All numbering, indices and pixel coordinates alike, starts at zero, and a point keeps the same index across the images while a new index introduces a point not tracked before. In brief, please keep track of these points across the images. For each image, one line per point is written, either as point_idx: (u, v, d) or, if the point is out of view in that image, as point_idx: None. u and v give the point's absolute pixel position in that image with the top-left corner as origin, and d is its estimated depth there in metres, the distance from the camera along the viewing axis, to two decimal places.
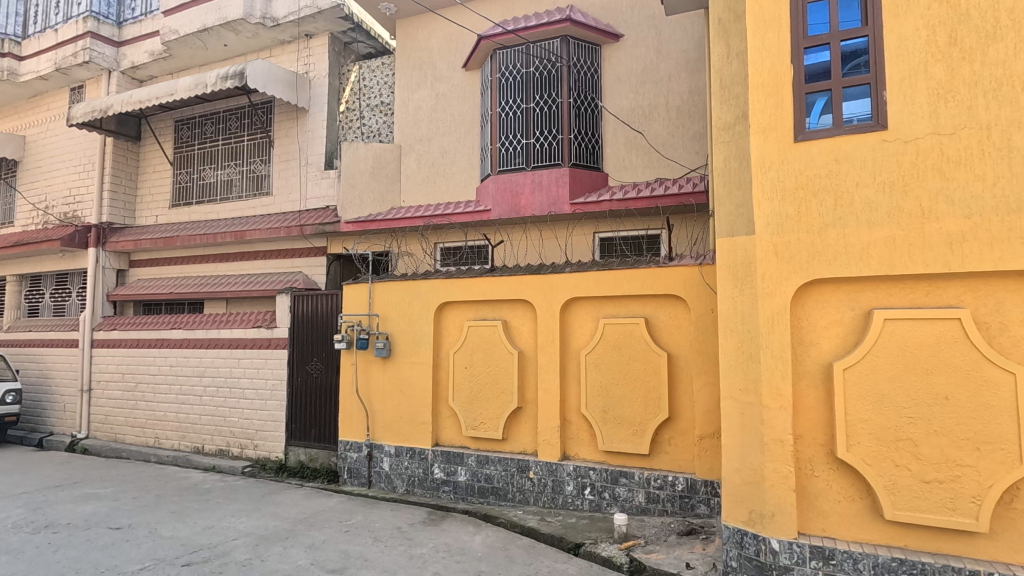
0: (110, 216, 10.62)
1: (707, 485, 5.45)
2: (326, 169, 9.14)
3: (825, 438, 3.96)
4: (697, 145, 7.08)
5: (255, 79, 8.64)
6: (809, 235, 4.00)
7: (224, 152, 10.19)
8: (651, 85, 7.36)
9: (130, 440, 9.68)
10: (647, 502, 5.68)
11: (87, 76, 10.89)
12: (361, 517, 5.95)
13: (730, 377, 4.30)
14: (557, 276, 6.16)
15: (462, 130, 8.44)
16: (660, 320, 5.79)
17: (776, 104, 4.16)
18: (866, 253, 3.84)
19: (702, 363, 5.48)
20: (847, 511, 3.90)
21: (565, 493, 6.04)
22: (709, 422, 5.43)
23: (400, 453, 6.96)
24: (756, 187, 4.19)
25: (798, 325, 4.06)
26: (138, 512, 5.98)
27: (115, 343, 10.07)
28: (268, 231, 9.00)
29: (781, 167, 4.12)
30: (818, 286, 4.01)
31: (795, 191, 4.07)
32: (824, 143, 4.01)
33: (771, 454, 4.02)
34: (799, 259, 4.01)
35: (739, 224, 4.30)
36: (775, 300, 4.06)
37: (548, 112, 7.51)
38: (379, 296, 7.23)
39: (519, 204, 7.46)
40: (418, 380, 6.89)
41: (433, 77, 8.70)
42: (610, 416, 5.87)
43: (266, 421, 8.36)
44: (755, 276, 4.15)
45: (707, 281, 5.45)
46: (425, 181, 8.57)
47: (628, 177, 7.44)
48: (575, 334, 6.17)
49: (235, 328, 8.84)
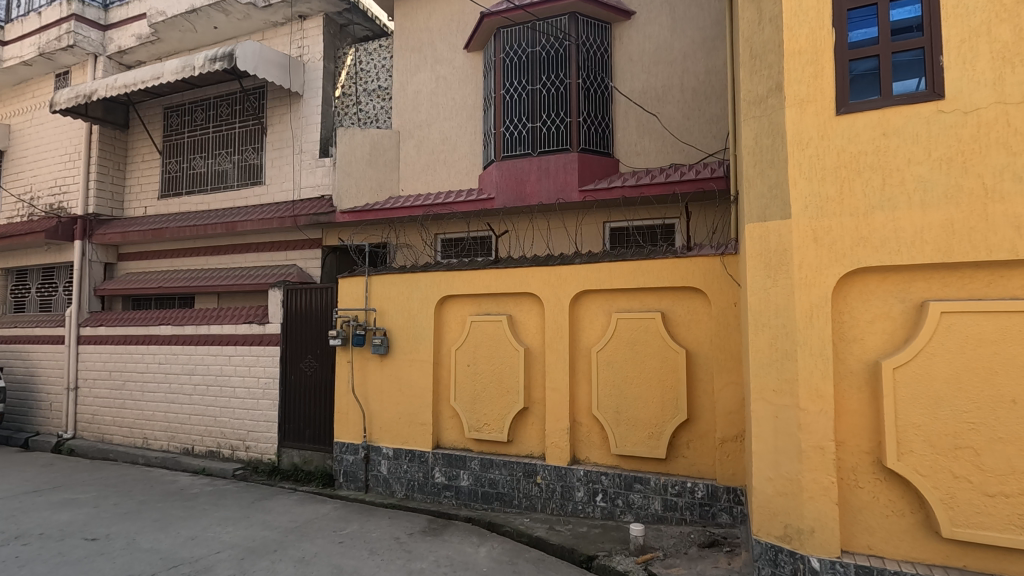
0: (97, 207, 10.20)
1: (729, 493, 5.04)
2: (321, 157, 8.71)
3: (870, 446, 3.57)
4: (715, 129, 6.66)
5: (246, 61, 8.17)
6: (853, 218, 3.60)
7: (215, 140, 9.76)
8: (665, 65, 6.93)
9: (118, 440, 9.28)
10: (663, 510, 5.28)
11: (73, 62, 10.45)
12: (357, 526, 5.55)
13: (762, 378, 3.88)
14: (567, 268, 5.74)
15: (463, 115, 8.02)
16: (677, 314, 5.39)
17: (815, 73, 3.74)
18: (919, 238, 3.44)
19: (724, 360, 5.08)
20: (896, 527, 3.50)
21: (575, 499, 5.64)
22: (732, 424, 5.04)
23: (399, 456, 6.56)
24: (792, 166, 3.77)
25: (840, 318, 3.67)
26: (117, 521, 5.58)
27: (102, 339, 9.65)
28: (260, 222, 8.57)
29: (821, 144, 3.71)
30: (863, 276, 3.63)
31: (837, 170, 3.66)
32: (870, 116, 3.60)
33: (810, 462, 3.62)
34: (842, 246, 3.61)
35: (772, 207, 3.86)
36: (814, 291, 3.67)
37: (556, 93, 7.05)
38: (378, 290, 6.82)
39: (524, 191, 7.04)
40: (417, 379, 6.48)
41: (432, 59, 8.26)
42: (624, 418, 5.47)
43: (258, 422, 7.95)
44: (791, 265, 3.74)
45: (730, 272, 5.06)
46: (425, 168, 8.15)
47: (640, 163, 7.02)
48: (586, 330, 5.76)
49: (225, 324, 8.41)
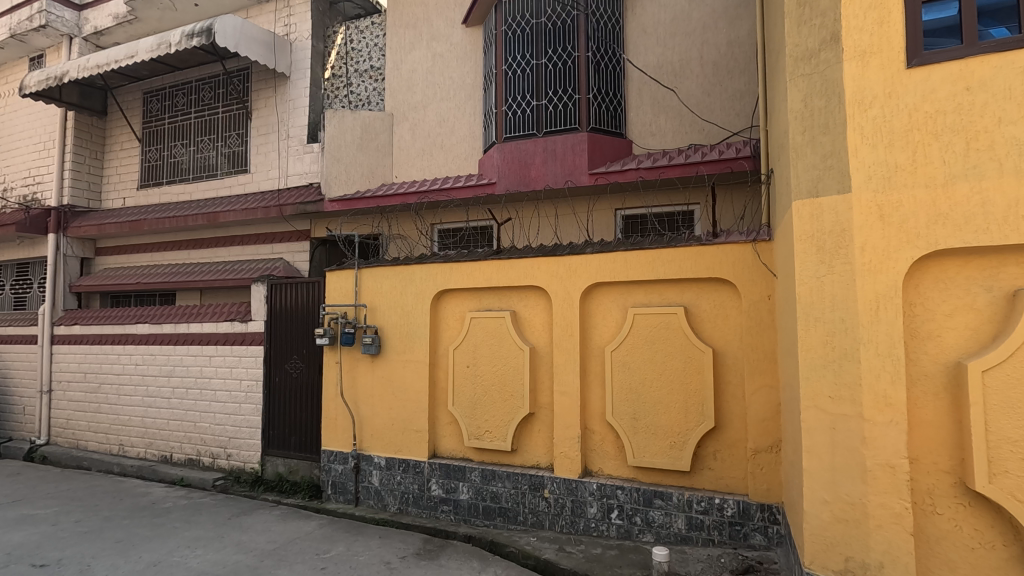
0: (72, 198, 9.58)
1: (764, 510, 4.45)
2: (309, 143, 8.10)
3: (951, 464, 2.98)
4: (739, 106, 6.06)
5: (226, 37, 7.54)
6: (930, 191, 2.99)
7: (197, 126, 9.15)
8: (682, 37, 6.33)
9: (93, 447, 8.68)
10: (688, 529, 4.69)
11: (47, 44, 9.82)
12: (343, 548, 4.96)
13: (815, 383, 3.28)
14: (578, 258, 5.13)
15: (462, 95, 7.41)
16: (702, 309, 4.78)
17: (881, 19, 3.13)
18: (1014, 214, 2.84)
19: (756, 360, 4.48)
20: (984, 561, 2.91)
21: (588, 516, 5.05)
22: (766, 433, 4.43)
23: (392, 466, 5.96)
24: (852, 131, 3.17)
25: (911, 311, 3.08)
26: (74, 543, 4.98)
27: (77, 339, 9.03)
28: (243, 212, 7.98)
29: (888, 103, 3.11)
30: (939, 260, 3.04)
31: (908, 133, 3.05)
32: (949, 67, 3.00)
33: (877, 484, 3.03)
34: (915, 224, 3.01)
35: (827, 180, 3.27)
36: (881, 279, 3.07)
37: (563, 67, 6.43)
38: (368, 285, 6.22)
39: (528, 175, 6.44)
40: (412, 382, 5.88)
41: (428, 35, 7.66)
42: (642, 426, 4.87)
43: (240, 428, 7.34)
44: (851, 248, 3.15)
45: (764, 260, 4.48)
46: (421, 154, 7.56)
47: (654, 144, 6.42)
48: (599, 326, 5.15)
49: (206, 322, 7.80)
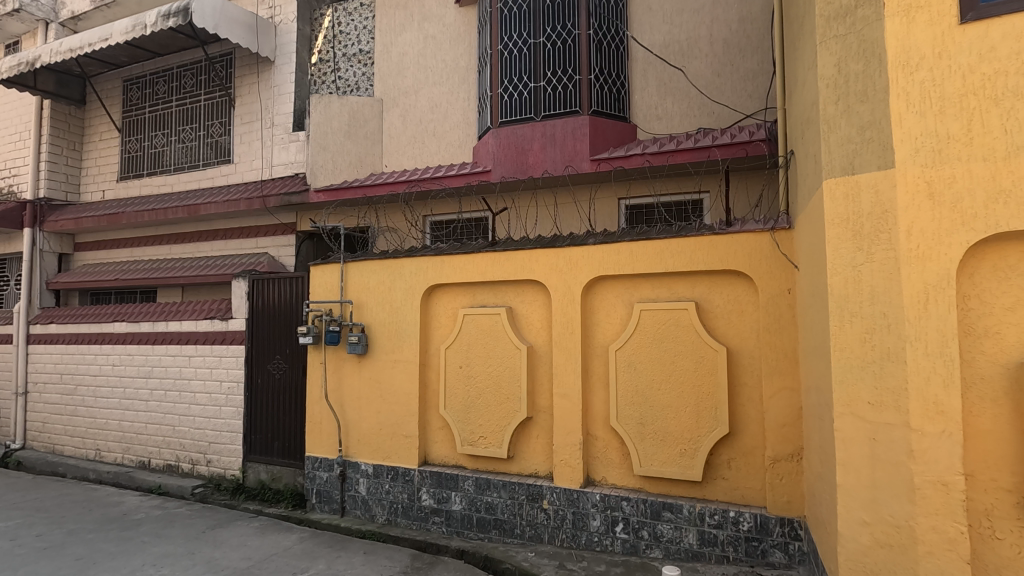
0: (48, 191, 9.15)
1: (784, 525, 4.03)
2: (294, 131, 7.68)
3: (1013, 481, 2.57)
4: (752, 87, 5.66)
5: (204, 18, 7.12)
6: (988, 164, 2.58)
7: (179, 115, 8.71)
8: (690, 14, 5.91)
9: (69, 451, 8.26)
10: (700, 544, 4.28)
11: (23, 30, 9.38)
12: (324, 566, 4.55)
13: (852, 387, 2.87)
14: (578, 250, 4.71)
15: (455, 78, 7.00)
16: (715, 305, 4.36)
17: None
18: None
19: (775, 360, 4.07)
20: None
21: (590, 529, 4.64)
22: (786, 440, 4.02)
23: (379, 474, 5.55)
24: (896, 97, 2.75)
25: (964, 304, 2.67)
26: (31, 561, 4.57)
27: (53, 339, 8.61)
28: (225, 204, 7.56)
29: (939, 64, 2.68)
30: (998, 245, 2.63)
31: (962, 99, 2.64)
32: (1012, 22, 2.58)
33: (927, 504, 2.62)
34: (971, 204, 2.60)
35: (866, 155, 2.85)
36: (931, 268, 2.66)
37: (563, 46, 6.00)
38: (355, 280, 5.80)
39: (525, 162, 6.03)
40: (400, 384, 5.46)
41: (420, 16, 7.23)
42: (650, 432, 4.46)
43: (221, 432, 6.92)
44: (895, 232, 2.74)
45: (783, 250, 4.06)
46: (412, 141, 7.14)
47: (660, 129, 6.02)
48: (602, 324, 4.73)
49: (185, 320, 7.37)
